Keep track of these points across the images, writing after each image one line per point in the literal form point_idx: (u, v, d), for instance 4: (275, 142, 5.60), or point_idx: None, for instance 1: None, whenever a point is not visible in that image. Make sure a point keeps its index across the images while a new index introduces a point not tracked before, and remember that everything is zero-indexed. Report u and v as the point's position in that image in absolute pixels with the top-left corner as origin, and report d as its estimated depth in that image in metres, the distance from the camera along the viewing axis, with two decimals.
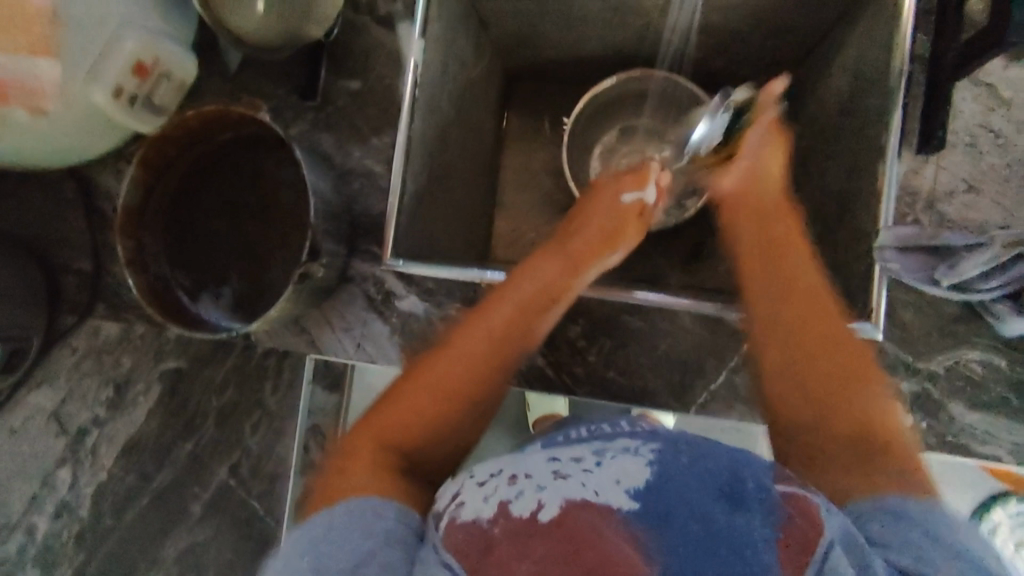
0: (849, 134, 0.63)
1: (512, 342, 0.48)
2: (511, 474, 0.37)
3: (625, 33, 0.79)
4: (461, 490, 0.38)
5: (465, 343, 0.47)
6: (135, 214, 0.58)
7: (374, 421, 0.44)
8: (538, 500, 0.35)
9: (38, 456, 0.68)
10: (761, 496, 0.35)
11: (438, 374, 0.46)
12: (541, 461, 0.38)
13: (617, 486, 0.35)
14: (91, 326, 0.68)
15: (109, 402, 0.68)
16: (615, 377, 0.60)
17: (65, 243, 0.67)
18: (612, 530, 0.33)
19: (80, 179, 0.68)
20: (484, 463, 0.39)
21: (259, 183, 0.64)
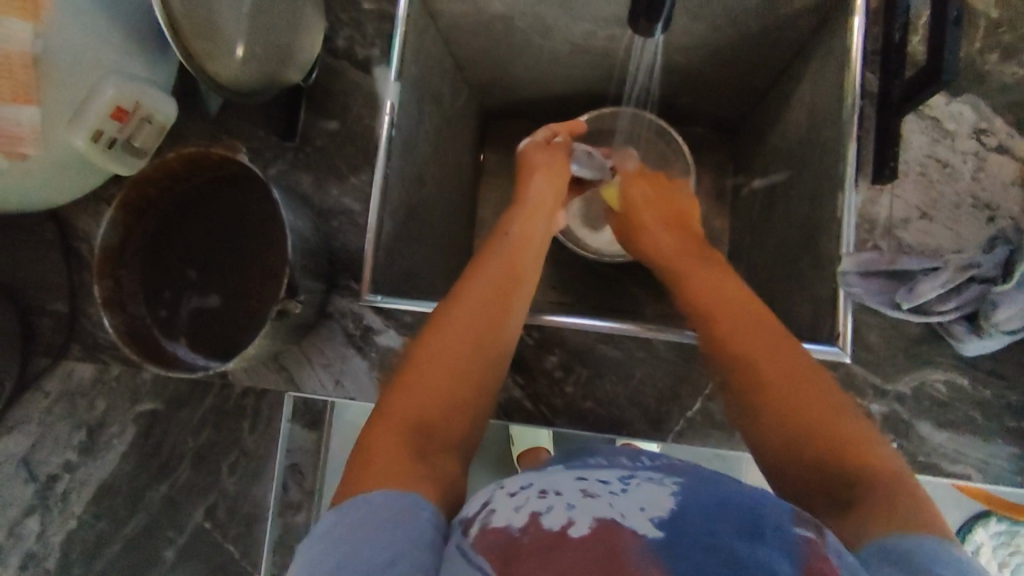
0: (813, 166, 0.66)
1: (488, 339, 0.51)
2: (541, 490, 0.41)
3: (595, 73, 0.83)
4: (492, 500, 0.41)
5: (438, 350, 0.49)
6: (114, 254, 0.59)
7: (389, 411, 0.46)
8: (568, 517, 0.38)
9: (6, 504, 0.66)
10: (779, 534, 0.36)
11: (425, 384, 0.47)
12: (570, 480, 0.41)
13: (641, 513, 0.38)
14: (65, 369, 0.68)
15: (82, 445, 0.67)
16: (592, 408, 0.60)
17: (42, 286, 0.69)
18: (636, 550, 0.35)
19: (60, 222, 0.70)
20: (511, 480, 0.44)
21: (236, 227, 0.66)
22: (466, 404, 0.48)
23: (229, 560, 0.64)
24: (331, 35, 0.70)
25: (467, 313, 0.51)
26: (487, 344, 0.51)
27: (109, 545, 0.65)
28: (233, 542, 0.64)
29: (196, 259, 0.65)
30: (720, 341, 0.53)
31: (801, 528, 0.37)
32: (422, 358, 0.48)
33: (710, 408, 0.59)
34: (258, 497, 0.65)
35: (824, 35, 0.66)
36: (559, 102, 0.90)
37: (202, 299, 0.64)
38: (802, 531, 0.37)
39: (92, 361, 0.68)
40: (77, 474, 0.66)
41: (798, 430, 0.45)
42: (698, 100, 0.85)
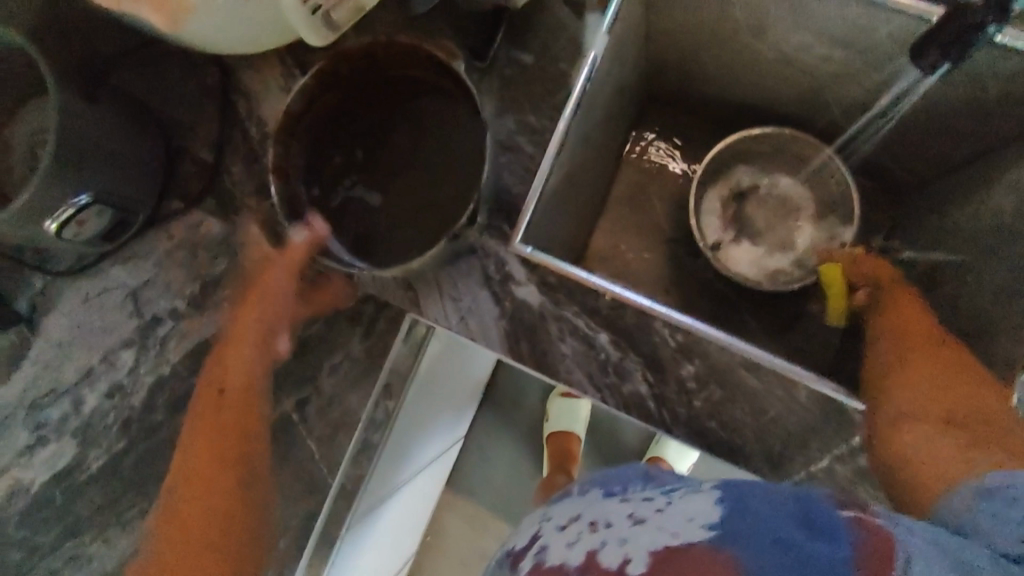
0: (1005, 264, 0.61)
1: (218, 459, 0.61)
2: (590, 523, 0.42)
3: (790, 91, 0.78)
4: (541, 535, 0.44)
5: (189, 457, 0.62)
6: (293, 118, 0.58)
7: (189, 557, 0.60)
8: (623, 554, 0.39)
9: (107, 330, 0.66)
10: (831, 520, 0.37)
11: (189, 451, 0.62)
12: (615, 508, 0.43)
13: (692, 523, 0.38)
14: (195, 219, 0.66)
15: (192, 298, 0.66)
16: (715, 429, 0.58)
17: (193, 129, 0.67)
18: (703, 561, 0.36)
19: (223, 71, 0.67)
20: (558, 511, 0.46)
21: (417, 138, 0.65)
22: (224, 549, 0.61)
23: (307, 457, 0.64)
24: None
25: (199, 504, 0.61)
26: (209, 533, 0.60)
27: (195, 402, 0.66)
28: (314, 440, 0.64)
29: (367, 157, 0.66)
30: (896, 336, 0.61)
31: (848, 511, 0.38)
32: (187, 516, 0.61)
33: (836, 471, 0.56)
34: (350, 405, 0.64)
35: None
36: (731, 104, 0.85)
37: (359, 197, 0.65)
38: (852, 517, 0.37)
39: (221, 219, 0.66)
40: (182, 324, 0.66)
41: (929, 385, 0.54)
42: (876, 147, 0.80)
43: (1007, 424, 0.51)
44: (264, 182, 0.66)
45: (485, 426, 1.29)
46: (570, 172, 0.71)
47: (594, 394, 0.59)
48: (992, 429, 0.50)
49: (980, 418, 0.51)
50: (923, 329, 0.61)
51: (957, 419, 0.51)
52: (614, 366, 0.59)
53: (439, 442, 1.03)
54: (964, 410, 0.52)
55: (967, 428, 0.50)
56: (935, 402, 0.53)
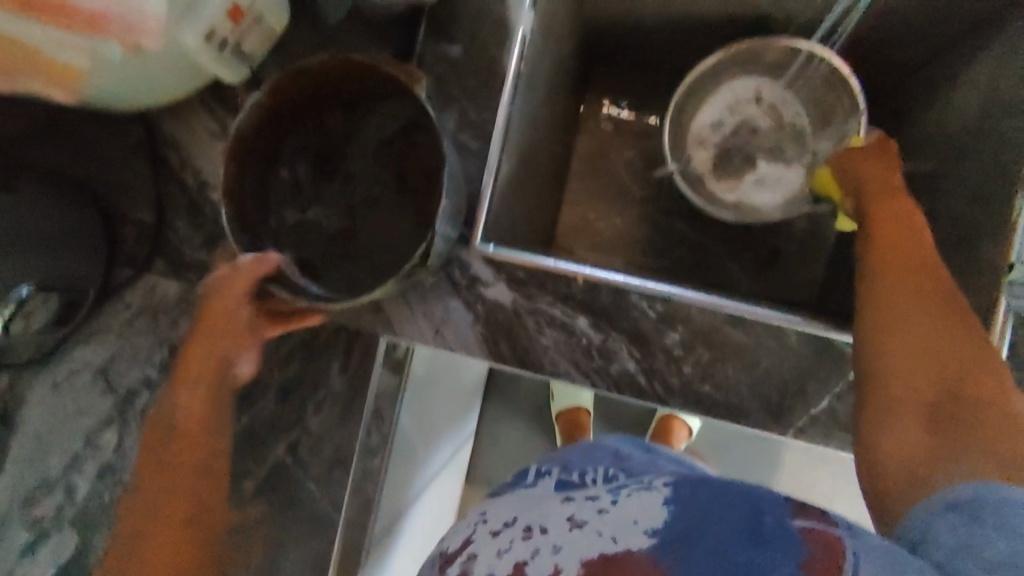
0: (975, 161, 0.61)
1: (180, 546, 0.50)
2: (523, 529, 0.46)
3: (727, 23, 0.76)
4: (473, 540, 0.47)
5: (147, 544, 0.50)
6: (243, 141, 0.53)
7: None
8: (554, 562, 0.43)
9: (84, 412, 0.65)
10: (778, 526, 0.42)
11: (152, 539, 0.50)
12: (551, 514, 0.47)
13: (635, 527, 0.44)
14: (148, 283, 0.65)
15: (163, 363, 0.65)
16: (711, 392, 0.56)
17: (128, 191, 0.65)
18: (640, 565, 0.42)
19: (147, 124, 0.65)
20: (492, 510, 0.50)
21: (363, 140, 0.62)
22: None
23: (309, 498, 0.62)
24: None
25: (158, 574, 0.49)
26: None
27: None
28: (314, 481, 0.62)
29: (314, 168, 0.61)
30: (874, 256, 0.50)
31: (800, 517, 0.42)
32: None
33: (837, 409, 0.55)
34: (343, 440, 0.62)
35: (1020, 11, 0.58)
36: (677, 50, 0.83)
37: (317, 217, 0.61)
38: (801, 521, 0.42)
39: (176, 278, 0.65)
40: (158, 391, 0.64)
41: (900, 346, 0.45)
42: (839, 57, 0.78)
43: (980, 378, 0.43)
44: (210, 234, 0.64)
45: (492, 419, 1.29)
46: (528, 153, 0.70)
47: (583, 380, 0.58)
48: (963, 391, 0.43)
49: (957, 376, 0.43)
50: (900, 239, 0.50)
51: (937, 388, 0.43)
52: (598, 349, 0.57)
53: (448, 448, 1.02)
54: (932, 370, 0.43)
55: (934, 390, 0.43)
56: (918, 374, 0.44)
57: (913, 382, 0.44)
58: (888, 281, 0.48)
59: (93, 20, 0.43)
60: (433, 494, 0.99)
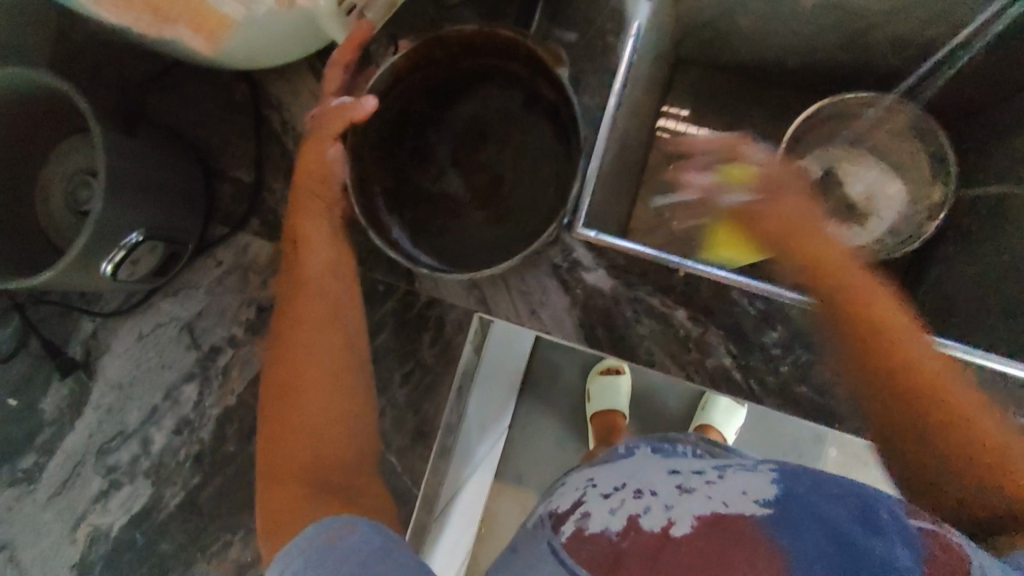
0: None
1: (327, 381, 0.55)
2: (637, 492, 0.47)
3: (826, 37, 0.73)
4: (585, 502, 0.48)
5: (301, 380, 0.55)
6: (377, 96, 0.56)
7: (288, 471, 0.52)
8: (668, 518, 0.44)
9: (167, 366, 0.65)
10: (897, 524, 0.40)
11: (301, 373, 0.55)
12: (664, 485, 0.48)
13: (746, 498, 0.44)
14: (241, 242, 0.65)
15: (249, 323, 0.65)
16: (807, 394, 0.56)
17: (229, 150, 0.65)
18: (751, 530, 0.41)
19: (251, 84, 0.65)
20: (602, 479, 0.51)
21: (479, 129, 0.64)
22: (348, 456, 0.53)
23: (389, 470, 0.62)
24: None
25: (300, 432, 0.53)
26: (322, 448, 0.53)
27: None
28: (395, 453, 0.62)
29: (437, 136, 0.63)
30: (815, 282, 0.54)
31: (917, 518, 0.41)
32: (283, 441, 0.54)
33: None
34: (427, 413, 0.62)
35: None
36: (765, 63, 0.81)
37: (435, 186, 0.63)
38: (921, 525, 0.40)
39: (270, 239, 0.65)
40: (242, 350, 0.65)
41: (877, 376, 0.50)
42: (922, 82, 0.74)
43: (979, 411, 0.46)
44: None
45: (527, 414, 1.28)
46: (620, 143, 0.69)
47: (678, 373, 0.58)
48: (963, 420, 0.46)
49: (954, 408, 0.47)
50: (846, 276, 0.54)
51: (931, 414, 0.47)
52: (695, 341, 0.58)
53: (493, 437, 1.02)
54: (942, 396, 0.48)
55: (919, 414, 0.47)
56: (906, 402, 0.48)
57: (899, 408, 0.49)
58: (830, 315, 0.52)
59: None
60: (476, 479, 1.00)
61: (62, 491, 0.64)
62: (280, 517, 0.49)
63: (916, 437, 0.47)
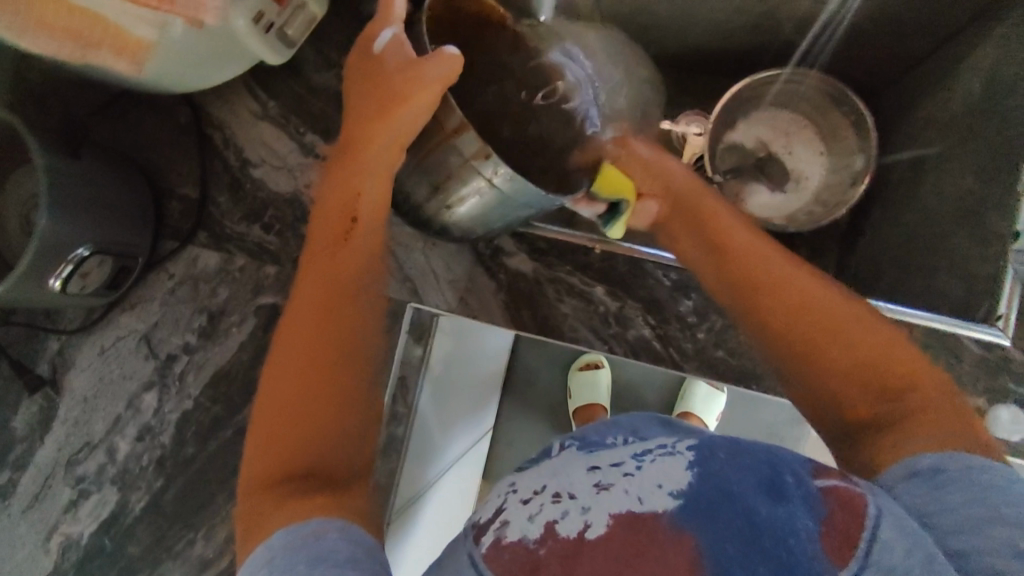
0: (973, 147, 0.64)
1: (325, 359, 0.45)
2: (554, 492, 0.41)
3: (742, 21, 0.77)
4: (505, 509, 0.42)
5: (288, 351, 0.45)
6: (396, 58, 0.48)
7: (264, 456, 0.42)
8: (584, 520, 0.39)
9: (127, 377, 0.68)
10: (801, 490, 0.38)
11: (295, 342, 0.45)
12: (582, 477, 0.42)
13: (660, 491, 0.39)
14: (191, 254, 0.69)
15: (202, 330, 0.68)
16: (724, 357, 0.59)
17: (174, 170, 0.69)
18: (663, 532, 0.37)
19: (193, 106, 0.70)
20: (523, 479, 0.44)
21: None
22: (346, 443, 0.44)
23: None
24: None
25: (280, 406, 0.43)
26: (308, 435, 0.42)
27: (223, 429, 0.68)
28: None
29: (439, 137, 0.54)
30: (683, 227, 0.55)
31: (822, 479, 0.40)
32: (264, 415, 0.44)
33: None
34: None
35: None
36: (688, 50, 0.83)
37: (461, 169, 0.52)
38: (825, 486, 0.39)
39: (217, 250, 0.69)
40: (198, 356, 0.68)
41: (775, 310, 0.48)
42: (836, 54, 0.78)
43: (893, 354, 0.44)
44: (250, 208, 0.68)
45: (509, 418, 1.29)
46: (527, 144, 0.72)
47: (601, 346, 0.61)
48: (884, 364, 0.44)
49: (873, 355, 0.44)
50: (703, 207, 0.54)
51: (858, 362, 0.44)
52: (615, 316, 0.61)
53: (466, 435, 1.05)
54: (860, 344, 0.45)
55: (849, 365, 0.44)
56: (787, 339, 0.47)
57: (816, 357, 0.46)
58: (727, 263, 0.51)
59: None
60: (454, 479, 1.02)
61: (36, 503, 0.68)
62: (257, 512, 0.40)
63: (837, 377, 0.45)
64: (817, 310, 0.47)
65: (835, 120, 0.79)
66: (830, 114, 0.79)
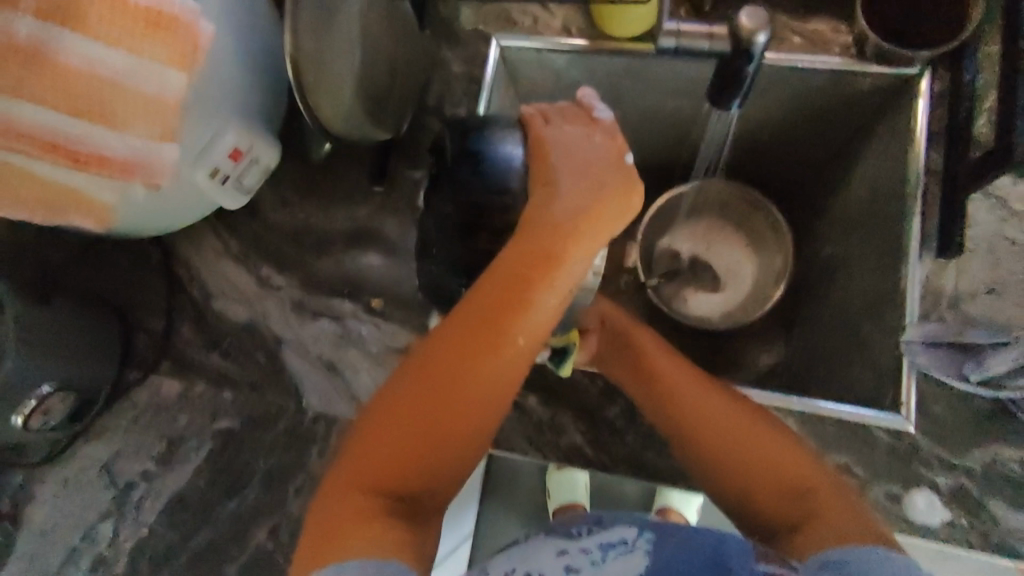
0: (870, 245, 0.70)
1: (449, 413, 0.48)
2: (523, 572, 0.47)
3: (662, 142, 0.86)
4: None
5: (419, 366, 0.48)
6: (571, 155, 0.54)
7: (358, 465, 0.48)
8: None
9: (86, 506, 0.70)
10: (742, 564, 0.44)
11: (428, 360, 0.48)
12: (552, 556, 0.48)
13: None
14: (154, 382, 0.73)
15: (161, 456, 0.71)
16: (653, 457, 0.62)
17: (141, 305, 0.75)
18: None
19: (163, 246, 0.76)
20: (494, 564, 0.50)
21: (349, 255, 0.73)
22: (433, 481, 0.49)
23: None
24: (424, 93, 0.76)
25: (391, 435, 0.47)
26: (404, 474, 0.48)
27: (176, 555, 0.69)
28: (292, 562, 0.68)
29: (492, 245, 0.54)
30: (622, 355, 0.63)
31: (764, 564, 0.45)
32: (377, 429, 0.48)
33: None
34: None
35: (892, 110, 0.69)
36: None
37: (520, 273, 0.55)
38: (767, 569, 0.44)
39: (179, 377, 0.73)
40: (155, 484, 0.70)
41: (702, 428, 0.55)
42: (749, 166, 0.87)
43: (801, 458, 0.53)
44: (210, 336, 0.73)
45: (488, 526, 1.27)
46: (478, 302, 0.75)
47: (537, 453, 0.64)
48: (797, 469, 0.52)
49: (787, 462, 0.52)
50: (635, 334, 0.63)
51: (774, 470, 0.52)
52: (549, 422, 0.64)
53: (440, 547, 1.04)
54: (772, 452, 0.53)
55: (770, 472, 0.52)
56: (715, 451, 0.54)
57: (739, 469, 0.53)
58: (663, 385, 0.58)
59: (125, 165, 0.54)
60: None
61: None
62: (342, 519, 0.47)
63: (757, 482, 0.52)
64: (735, 423, 0.55)
65: (754, 224, 0.87)
66: (750, 219, 0.87)
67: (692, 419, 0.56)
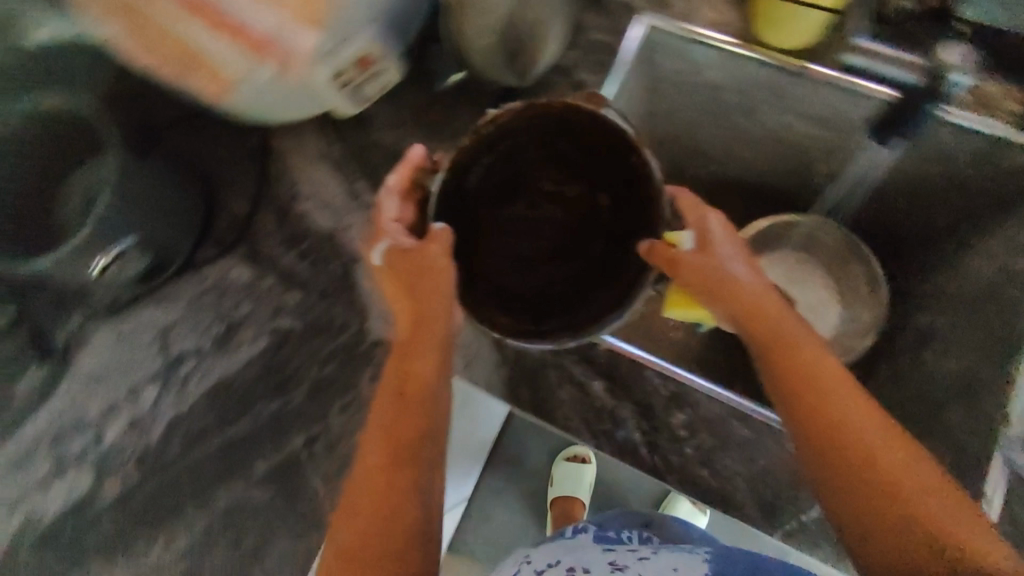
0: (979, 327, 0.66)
1: (402, 455, 0.51)
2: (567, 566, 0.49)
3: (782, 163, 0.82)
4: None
5: (372, 441, 0.53)
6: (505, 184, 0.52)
7: (342, 538, 0.51)
8: None
9: (133, 365, 0.71)
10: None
11: (377, 425, 0.53)
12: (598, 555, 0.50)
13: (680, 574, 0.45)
14: (226, 265, 0.72)
15: (216, 338, 0.71)
16: (707, 477, 0.60)
17: (231, 184, 0.74)
18: None
19: (265, 132, 0.75)
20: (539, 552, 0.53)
21: None
22: (417, 519, 0.51)
23: None
24: (561, 49, 0.73)
25: (363, 499, 0.51)
26: (384, 521, 0.50)
27: (210, 438, 0.69)
28: (321, 475, 0.68)
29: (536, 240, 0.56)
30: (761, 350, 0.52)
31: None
32: (348, 508, 0.52)
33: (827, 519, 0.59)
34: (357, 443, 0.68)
35: None
36: (726, 180, 0.88)
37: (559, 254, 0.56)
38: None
39: (251, 266, 0.72)
40: (203, 364, 0.70)
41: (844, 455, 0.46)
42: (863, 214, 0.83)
43: (969, 526, 0.42)
44: (291, 235, 0.72)
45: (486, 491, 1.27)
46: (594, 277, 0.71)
47: (590, 439, 0.63)
48: (954, 534, 0.41)
49: (940, 522, 0.42)
50: (779, 323, 0.52)
51: (924, 529, 0.42)
52: (609, 412, 0.62)
53: None
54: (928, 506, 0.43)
55: (918, 529, 0.42)
56: (846, 486, 0.46)
57: (878, 515, 0.44)
58: (801, 399, 0.49)
59: (262, 41, 0.54)
60: None
61: (14, 470, 0.69)
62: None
63: (896, 532, 0.43)
64: (887, 463, 0.45)
65: (853, 271, 0.83)
66: (848, 266, 0.84)
67: (834, 446, 0.47)
